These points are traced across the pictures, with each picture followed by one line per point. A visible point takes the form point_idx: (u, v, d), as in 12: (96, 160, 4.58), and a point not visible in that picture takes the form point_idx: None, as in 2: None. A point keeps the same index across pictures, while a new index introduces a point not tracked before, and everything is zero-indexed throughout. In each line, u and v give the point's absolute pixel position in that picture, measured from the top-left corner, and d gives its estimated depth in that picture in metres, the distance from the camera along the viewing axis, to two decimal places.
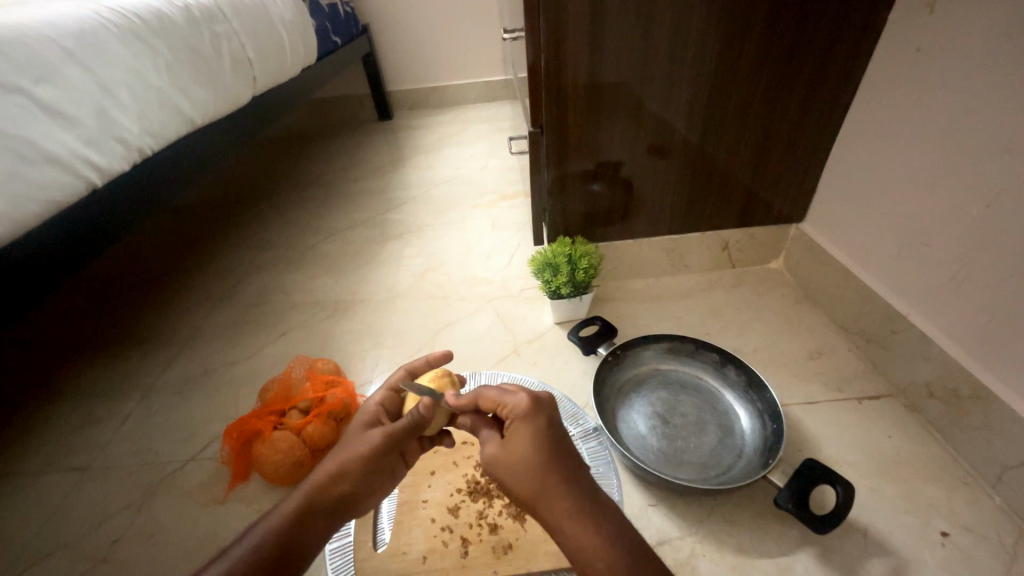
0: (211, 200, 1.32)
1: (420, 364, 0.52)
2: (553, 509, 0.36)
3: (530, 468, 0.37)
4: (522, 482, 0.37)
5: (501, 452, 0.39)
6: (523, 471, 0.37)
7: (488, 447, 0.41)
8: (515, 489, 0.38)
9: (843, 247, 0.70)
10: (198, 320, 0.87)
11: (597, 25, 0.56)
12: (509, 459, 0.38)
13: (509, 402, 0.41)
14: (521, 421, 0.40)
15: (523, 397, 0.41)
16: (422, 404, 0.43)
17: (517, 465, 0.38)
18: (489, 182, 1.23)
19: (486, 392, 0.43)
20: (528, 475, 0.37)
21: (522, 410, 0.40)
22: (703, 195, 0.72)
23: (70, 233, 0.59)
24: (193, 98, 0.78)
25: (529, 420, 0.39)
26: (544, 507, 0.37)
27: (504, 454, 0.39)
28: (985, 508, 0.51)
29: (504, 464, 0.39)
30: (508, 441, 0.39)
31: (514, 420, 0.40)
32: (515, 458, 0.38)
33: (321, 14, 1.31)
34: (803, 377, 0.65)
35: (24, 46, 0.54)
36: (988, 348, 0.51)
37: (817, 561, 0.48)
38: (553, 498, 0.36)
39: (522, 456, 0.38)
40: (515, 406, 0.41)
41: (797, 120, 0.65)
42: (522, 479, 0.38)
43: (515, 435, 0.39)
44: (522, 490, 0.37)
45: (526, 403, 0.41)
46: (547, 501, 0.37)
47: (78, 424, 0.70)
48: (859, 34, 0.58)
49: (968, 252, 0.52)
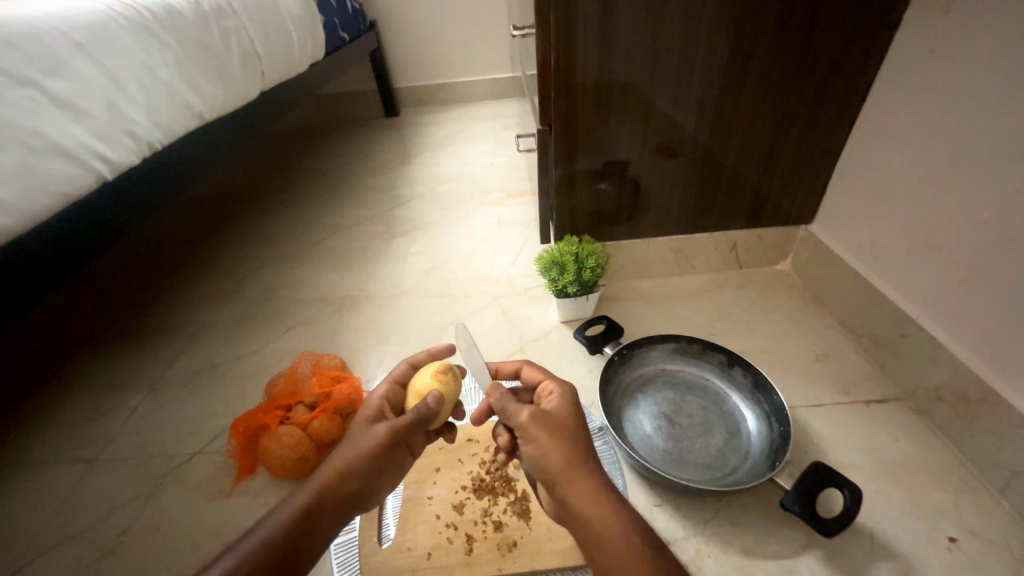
0: (218, 194, 1.32)
1: (422, 357, 0.51)
2: (580, 485, 0.37)
3: (567, 438, 0.39)
4: (552, 454, 0.38)
5: (538, 419, 0.40)
6: (560, 443, 0.39)
7: (522, 411, 0.41)
8: (542, 460, 0.39)
9: (853, 250, 0.70)
10: (205, 313, 0.88)
11: (607, 24, 0.55)
12: (547, 429, 0.39)
13: (552, 382, 0.44)
14: (563, 398, 0.42)
15: (567, 382, 0.44)
16: (429, 398, 0.43)
17: (554, 436, 0.39)
18: (495, 180, 1.23)
19: (532, 367, 0.47)
20: (564, 446, 0.38)
21: (565, 390, 0.43)
22: (711, 195, 0.72)
23: (79, 226, 0.59)
24: (202, 92, 0.78)
25: (572, 399, 0.42)
26: (574, 481, 0.37)
27: (540, 422, 0.40)
28: (993, 514, 0.50)
29: (539, 432, 0.39)
30: (548, 411, 0.41)
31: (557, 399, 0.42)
32: (554, 429, 0.40)
33: (329, 10, 1.31)
34: (810, 380, 0.65)
35: (35, 38, 0.54)
36: (999, 353, 0.51)
37: (823, 563, 0.47)
38: (585, 473, 0.37)
39: (561, 428, 0.40)
40: (559, 385, 0.44)
41: (809, 121, 0.64)
42: (555, 448, 0.38)
43: (557, 409, 0.41)
44: (551, 462, 0.38)
45: (569, 387, 0.43)
46: (578, 475, 0.37)
47: (87, 415, 0.71)
48: (872, 34, 0.57)
49: (980, 256, 0.52)
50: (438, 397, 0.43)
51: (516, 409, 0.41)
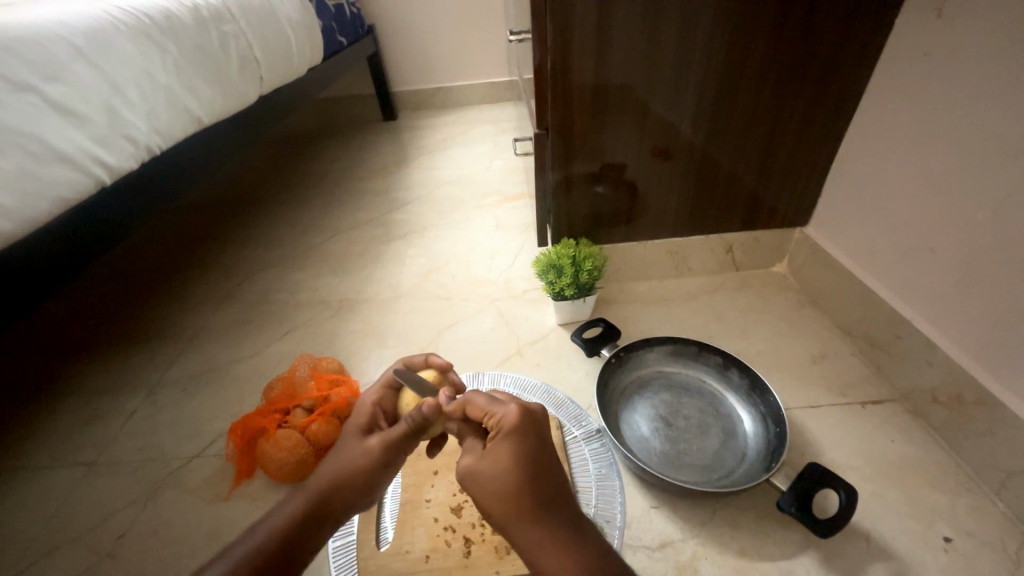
0: (216, 198, 1.32)
1: (418, 360, 0.52)
2: (525, 532, 0.35)
3: (507, 485, 0.36)
4: (494, 503, 0.36)
5: (476, 466, 0.37)
6: (498, 490, 0.36)
7: (465, 460, 0.38)
8: (487, 507, 0.36)
9: (848, 252, 0.70)
10: (203, 317, 0.88)
11: (603, 28, 0.56)
12: (486, 475, 0.36)
13: (498, 414, 0.40)
14: (506, 434, 0.38)
15: (512, 409, 0.39)
16: (425, 406, 0.42)
17: (492, 485, 0.36)
18: (493, 183, 1.24)
19: (476, 398, 0.41)
20: (504, 494, 0.35)
21: (508, 423, 0.38)
22: (708, 198, 0.73)
23: (78, 230, 0.59)
24: (201, 97, 0.78)
25: (512, 436, 0.37)
26: (518, 532, 0.35)
27: (478, 471, 0.37)
28: (989, 515, 0.51)
29: (478, 482, 0.37)
30: (488, 455, 0.37)
31: (498, 434, 0.38)
32: (492, 474, 0.36)
33: (327, 15, 1.32)
34: (807, 382, 0.65)
35: (35, 43, 0.54)
36: (994, 354, 0.51)
37: (820, 564, 0.48)
38: (529, 522, 0.35)
39: (500, 472, 0.36)
40: (503, 417, 0.39)
41: (803, 124, 0.65)
42: (495, 497, 0.36)
43: (496, 450, 0.37)
44: (494, 509, 0.36)
45: (516, 416, 0.39)
46: (520, 525, 0.35)
47: (85, 419, 0.71)
48: (865, 39, 0.58)
49: (973, 258, 0.53)
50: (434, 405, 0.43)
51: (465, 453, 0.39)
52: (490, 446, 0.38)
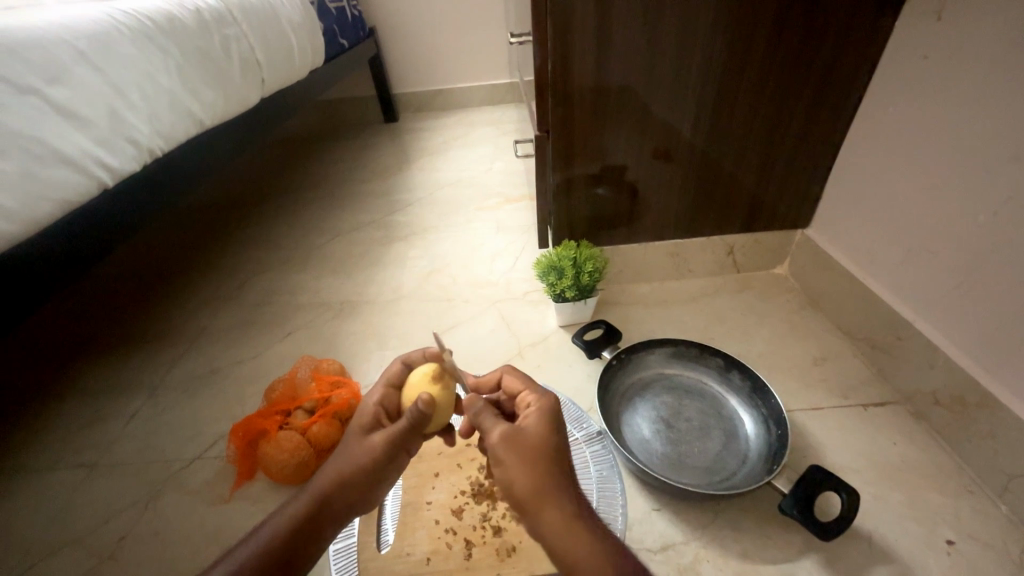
0: (218, 200, 1.32)
1: (416, 356, 0.51)
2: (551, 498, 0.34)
3: (541, 455, 0.36)
4: (521, 465, 0.36)
5: (512, 433, 0.38)
6: (531, 453, 0.36)
7: (496, 428, 0.39)
8: (513, 469, 0.36)
9: (849, 254, 0.70)
10: (204, 319, 0.88)
11: (604, 30, 0.56)
12: (523, 437, 0.37)
13: (532, 396, 0.42)
14: (541, 410, 0.40)
15: (548, 392, 0.42)
16: (421, 401, 0.41)
17: (526, 446, 0.37)
18: (494, 185, 1.24)
19: (513, 379, 0.45)
20: (537, 463, 0.36)
21: (544, 403, 0.41)
22: (708, 200, 0.73)
23: (80, 232, 0.59)
24: (204, 99, 0.79)
25: (550, 412, 0.40)
26: (547, 504, 0.34)
27: (511, 433, 0.38)
28: (991, 517, 0.50)
29: (511, 448, 0.37)
30: (524, 426, 0.38)
31: (535, 409, 0.40)
32: (528, 438, 0.37)
33: (329, 18, 1.33)
34: (808, 384, 0.65)
35: (38, 46, 0.55)
36: (996, 356, 0.51)
37: (822, 567, 0.48)
38: (559, 496, 0.34)
39: (536, 437, 0.37)
40: (539, 397, 0.41)
41: (804, 126, 0.65)
42: (526, 458, 0.36)
43: (534, 422, 0.39)
44: (519, 472, 0.35)
45: (551, 399, 0.41)
46: (549, 498, 0.34)
47: (86, 420, 0.71)
48: (865, 41, 0.58)
49: (974, 261, 0.52)
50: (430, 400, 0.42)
51: (495, 420, 0.40)
52: (526, 417, 0.40)
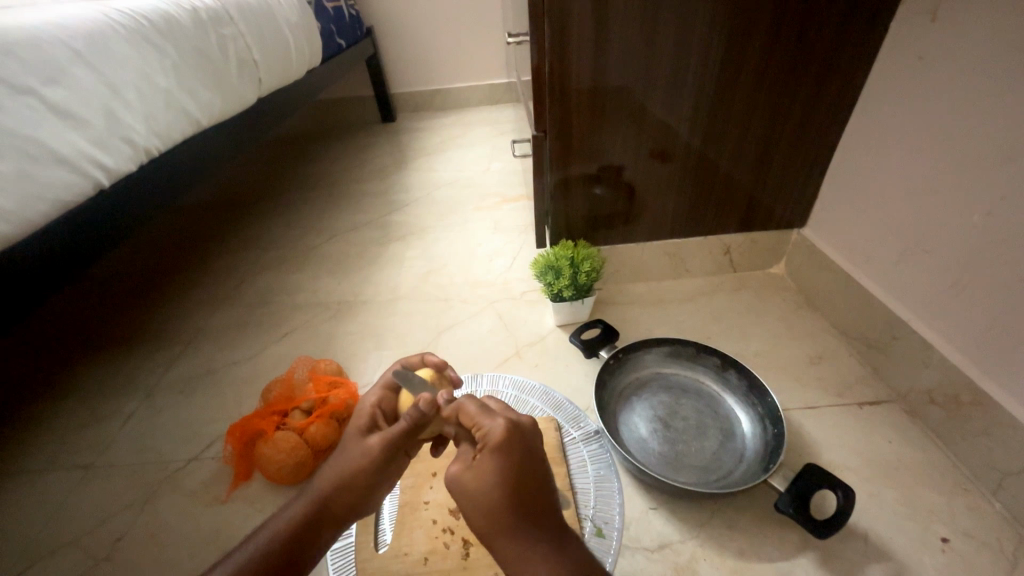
0: (215, 200, 1.32)
1: (414, 360, 0.52)
2: (506, 546, 0.34)
3: (491, 506, 0.35)
4: (476, 515, 0.36)
5: (462, 477, 0.36)
6: (481, 506, 0.35)
7: (450, 468, 0.38)
8: (469, 516, 0.36)
9: (845, 253, 0.70)
10: (201, 319, 0.88)
11: (601, 30, 0.56)
12: (471, 488, 0.36)
13: (484, 427, 0.38)
14: (491, 450, 0.36)
15: (500, 424, 0.37)
16: (422, 401, 0.41)
17: (475, 498, 0.35)
18: (492, 185, 1.24)
19: (467, 406, 0.40)
20: (486, 508, 0.35)
21: (494, 436, 0.37)
22: (706, 200, 0.73)
23: (76, 232, 0.59)
24: (201, 100, 0.79)
25: (498, 452, 0.36)
26: (498, 544, 0.35)
27: (461, 486, 0.36)
28: (986, 515, 0.51)
29: (462, 495, 0.36)
30: (473, 467, 0.36)
31: (485, 448, 0.37)
32: (476, 489, 0.35)
33: (325, 17, 1.32)
34: (804, 383, 0.65)
35: (33, 46, 0.55)
36: (989, 355, 0.52)
37: (818, 565, 0.48)
38: (510, 537, 0.34)
39: (483, 489, 0.35)
40: (490, 431, 0.37)
41: (800, 126, 0.65)
42: (478, 510, 0.35)
43: (482, 463, 0.36)
44: (476, 520, 0.36)
45: (504, 431, 0.37)
46: (500, 538, 0.35)
47: (82, 422, 0.71)
48: (861, 41, 0.58)
49: (968, 259, 0.53)
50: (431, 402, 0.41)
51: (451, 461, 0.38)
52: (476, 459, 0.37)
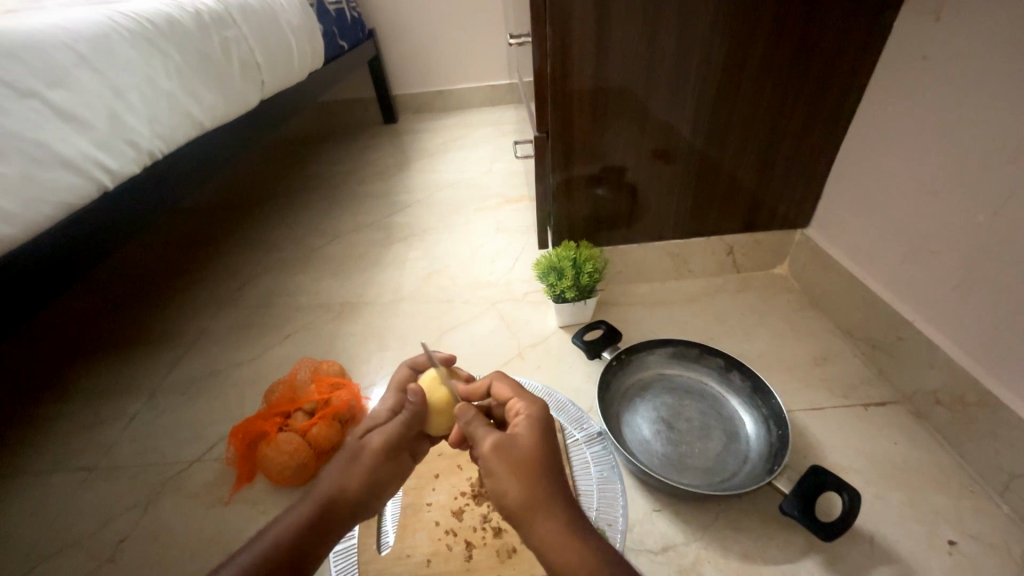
0: (218, 202, 1.32)
1: (422, 360, 0.52)
2: (545, 517, 0.34)
3: (535, 471, 0.36)
4: (515, 485, 0.35)
5: (506, 443, 0.37)
6: (525, 470, 0.35)
7: (488, 437, 0.38)
8: (506, 487, 0.35)
9: (849, 254, 0.70)
10: (204, 320, 0.88)
11: (603, 32, 0.56)
12: (514, 453, 0.36)
13: (522, 403, 0.41)
14: (530, 420, 0.39)
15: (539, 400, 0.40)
16: (410, 391, 0.44)
17: (519, 463, 0.36)
18: (494, 186, 1.24)
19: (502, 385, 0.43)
20: (529, 474, 0.35)
21: (534, 410, 0.40)
22: (708, 201, 0.73)
23: (79, 234, 0.59)
24: (204, 102, 0.79)
25: (539, 422, 0.38)
26: (537, 514, 0.34)
27: (502, 450, 0.37)
28: (992, 517, 0.50)
29: (504, 461, 0.36)
30: (517, 436, 0.38)
31: (524, 419, 0.39)
32: (519, 453, 0.36)
33: (328, 19, 1.33)
34: (808, 384, 0.65)
35: (37, 50, 0.55)
36: (995, 356, 0.51)
37: (823, 567, 0.47)
38: (549, 506, 0.34)
39: (527, 453, 0.36)
40: (530, 406, 0.40)
41: (803, 126, 0.65)
42: (519, 475, 0.35)
43: (523, 432, 0.38)
44: (514, 490, 0.35)
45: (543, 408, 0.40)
46: (539, 512, 0.34)
47: (85, 423, 0.71)
48: (864, 41, 0.58)
49: (973, 260, 0.52)
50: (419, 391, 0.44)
51: (482, 435, 0.39)
52: (515, 428, 0.39)
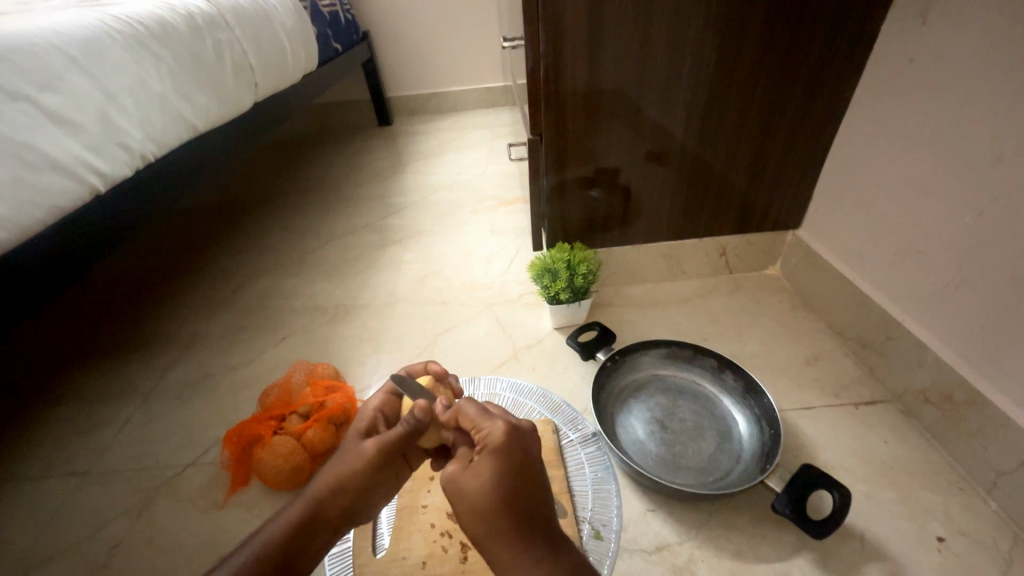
0: (212, 205, 1.32)
1: (418, 368, 0.51)
2: (498, 553, 0.33)
3: (485, 510, 0.34)
4: (467, 519, 0.35)
5: (460, 475, 0.36)
6: (475, 509, 0.34)
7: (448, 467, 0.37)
8: (462, 520, 0.35)
9: (839, 255, 0.71)
10: (198, 324, 0.88)
11: (595, 35, 0.56)
12: (466, 490, 0.35)
13: (484, 428, 0.37)
14: (490, 451, 0.36)
15: (499, 426, 0.37)
16: (418, 408, 0.41)
17: (470, 501, 0.34)
18: (488, 188, 1.24)
19: (467, 408, 0.40)
20: (480, 511, 0.34)
21: (494, 440, 0.36)
22: (700, 202, 0.73)
23: (72, 238, 0.59)
24: (197, 105, 0.79)
25: (495, 454, 0.35)
26: (491, 548, 0.34)
27: (455, 486, 0.36)
28: (980, 513, 0.51)
29: (457, 497, 0.35)
30: (471, 467, 0.36)
31: (484, 449, 0.36)
32: (470, 491, 0.35)
33: (322, 22, 1.33)
34: (799, 383, 0.66)
35: (27, 52, 0.55)
36: (982, 354, 0.52)
37: (815, 565, 0.48)
38: (502, 543, 0.33)
39: (478, 491, 0.34)
40: (489, 434, 0.37)
41: (793, 128, 0.65)
42: (471, 512, 0.34)
43: (477, 464, 0.35)
44: (468, 524, 0.35)
45: (504, 434, 0.37)
46: (493, 547, 0.34)
47: (78, 428, 0.71)
48: (852, 44, 0.59)
49: (961, 260, 0.53)
50: (426, 409, 0.41)
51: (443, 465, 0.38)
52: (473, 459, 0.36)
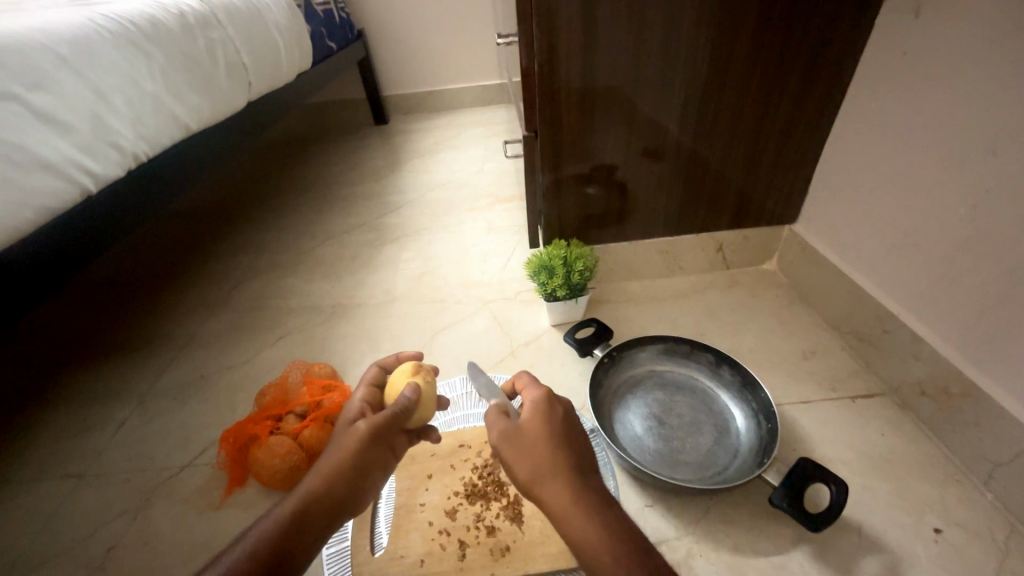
0: (207, 205, 1.31)
1: (390, 360, 0.53)
2: (552, 495, 0.36)
3: (538, 456, 0.37)
4: (521, 467, 0.37)
5: (512, 431, 0.39)
6: (530, 456, 0.37)
7: (494, 430, 0.40)
8: (516, 471, 0.38)
9: (836, 249, 0.71)
10: (194, 324, 0.87)
11: (590, 31, 0.56)
12: (520, 442, 0.38)
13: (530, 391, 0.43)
14: (534, 410, 0.40)
15: (541, 390, 0.42)
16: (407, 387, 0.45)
17: (525, 449, 0.38)
18: (485, 186, 1.24)
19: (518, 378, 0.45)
20: (534, 458, 0.37)
21: (538, 399, 0.41)
22: (696, 198, 0.73)
23: (64, 239, 0.58)
24: (190, 105, 0.78)
25: (541, 411, 0.40)
26: (545, 492, 0.36)
27: (508, 439, 0.39)
28: (977, 505, 0.51)
29: (512, 448, 0.38)
30: (521, 424, 0.40)
31: (530, 409, 0.41)
32: (525, 441, 0.38)
33: (316, 20, 1.32)
34: (797, 377, 0.66)
35: (16, 51, 0.54)
36: (978, 347, 0.52)
37: (812, 558, 0.48)
38: (554, 485, 0.36)
39: (532, 440, 0.38)
40: (533, 397, 0.42)
41: (788, 122, 0.65)
42: (525, 460, 0.37)
43: (528, 421, 0.40)
44: (522, 472, 0.37)
45: (544, 394, 0.42)
46: (546, 489, 0.36)
47: (73, 431, 0.70)
48: (847, 37, 0.58)
49: (956, 253, 0.53)
50: (415, 387, 0.46)
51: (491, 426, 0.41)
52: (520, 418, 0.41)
